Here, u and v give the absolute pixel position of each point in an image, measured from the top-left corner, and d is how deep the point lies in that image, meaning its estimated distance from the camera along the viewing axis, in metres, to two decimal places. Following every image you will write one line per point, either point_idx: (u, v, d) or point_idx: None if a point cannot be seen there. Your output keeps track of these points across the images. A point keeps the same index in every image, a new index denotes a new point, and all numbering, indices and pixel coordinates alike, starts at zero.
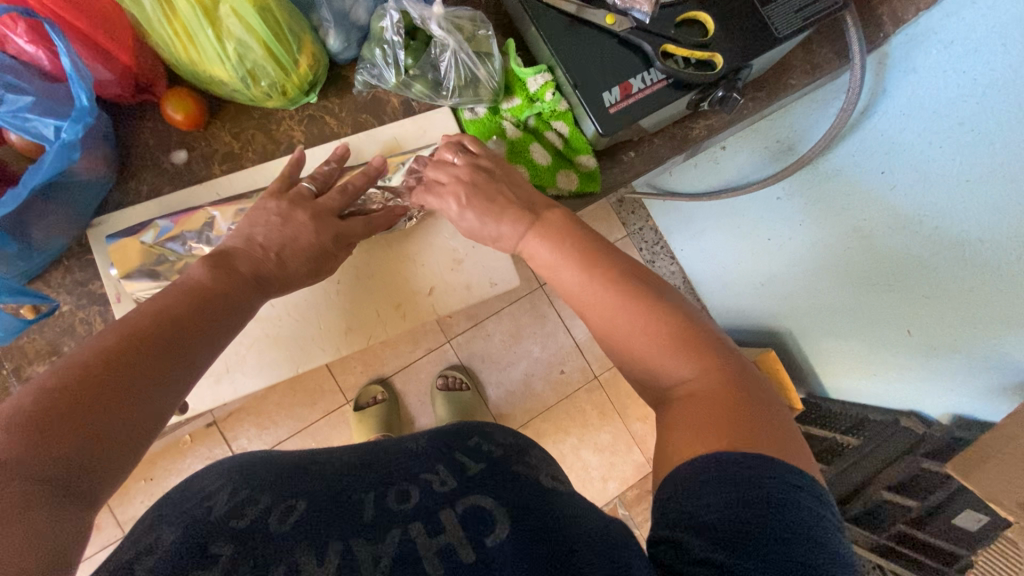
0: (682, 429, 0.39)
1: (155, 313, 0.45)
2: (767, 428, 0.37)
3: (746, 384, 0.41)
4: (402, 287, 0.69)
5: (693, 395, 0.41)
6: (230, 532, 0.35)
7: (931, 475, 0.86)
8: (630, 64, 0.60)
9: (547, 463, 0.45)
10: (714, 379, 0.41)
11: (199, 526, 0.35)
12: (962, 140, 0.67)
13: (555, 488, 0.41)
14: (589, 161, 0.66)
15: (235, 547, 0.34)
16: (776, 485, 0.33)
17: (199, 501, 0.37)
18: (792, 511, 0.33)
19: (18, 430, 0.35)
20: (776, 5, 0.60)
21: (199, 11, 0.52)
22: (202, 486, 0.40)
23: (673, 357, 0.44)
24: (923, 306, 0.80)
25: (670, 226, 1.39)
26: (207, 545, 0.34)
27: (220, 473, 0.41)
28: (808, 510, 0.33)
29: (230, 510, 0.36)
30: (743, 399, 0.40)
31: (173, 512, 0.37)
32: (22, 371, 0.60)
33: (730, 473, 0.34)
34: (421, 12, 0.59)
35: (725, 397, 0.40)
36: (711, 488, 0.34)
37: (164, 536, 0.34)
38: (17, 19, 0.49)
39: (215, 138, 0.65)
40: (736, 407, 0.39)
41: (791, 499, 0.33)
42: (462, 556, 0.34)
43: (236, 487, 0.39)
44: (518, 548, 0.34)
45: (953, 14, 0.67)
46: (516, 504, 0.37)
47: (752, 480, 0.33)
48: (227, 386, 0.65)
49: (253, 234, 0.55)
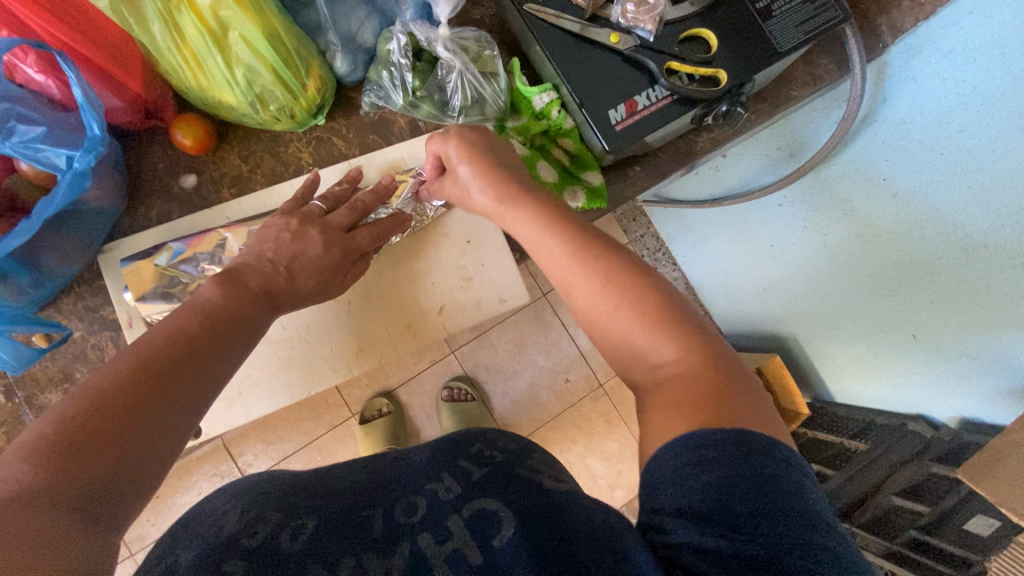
0: (662, 411, 0.39)
1: (167, 334, 0.45)
2: (748, 408, 0.38)
3: (721, 359, 0.42)
4: (413, 306, 0.69)
5: (676, 379, 0.41)
6: (243, 548, 0.35)
7: (941, 479, 0.86)
8: (635, 81, 0.61)
9: (556, 470, 0.44)
10: (692, 362, 0.41)
11: (216, 549, 0.34)
12: (963, 147, 0.67)
13: (556, 491, 0.40)
14: (594, 177, 0.67)
15: (247, 564, 0.34)
16: (758, 461, 0.34)
17: (215, 519, 0.37)
18: (781, 485, 0.33)
19: (40, 458, 0.35)
20: (777, 19, 0.61)
21: (209, 39, 0.52)
22: (211, 510, 0.39)
23: (651, 335, 0.44)
24: (927, 310, 0.81)
25: (672, 233, 1.40)
26: (220, 562, 0.34)
27: (231, 495, 0.41)
28: (795, 480, 0.34)
29: (240, 530, 0.36)
30: (724, 379, 0.40)
31: (189, 534, 0.37)
32: (34, 399, 0.60)
33: (713, 453, 0.34)
34: (427, 34, 0.60)
35: (704, 378, 0.40)
36: (695, 470, 0.34)
37: (181, 556, 0.35)
38: (27, 49, 0.49)
39: (223, 161, 0.65)
40: (715, 384, 0.39)
41: (773, 475, 0.33)
42: (471, 558, 0.35)
43: (248, 506, 0.38)
44: (526, 545, 0.34)
45: (953, 24, 0.67)
46: (520, 502, 0.38)
47: (735, 458, 0.34)
48: (240, 409, 0.66)
49: (262, 252, 0.55)
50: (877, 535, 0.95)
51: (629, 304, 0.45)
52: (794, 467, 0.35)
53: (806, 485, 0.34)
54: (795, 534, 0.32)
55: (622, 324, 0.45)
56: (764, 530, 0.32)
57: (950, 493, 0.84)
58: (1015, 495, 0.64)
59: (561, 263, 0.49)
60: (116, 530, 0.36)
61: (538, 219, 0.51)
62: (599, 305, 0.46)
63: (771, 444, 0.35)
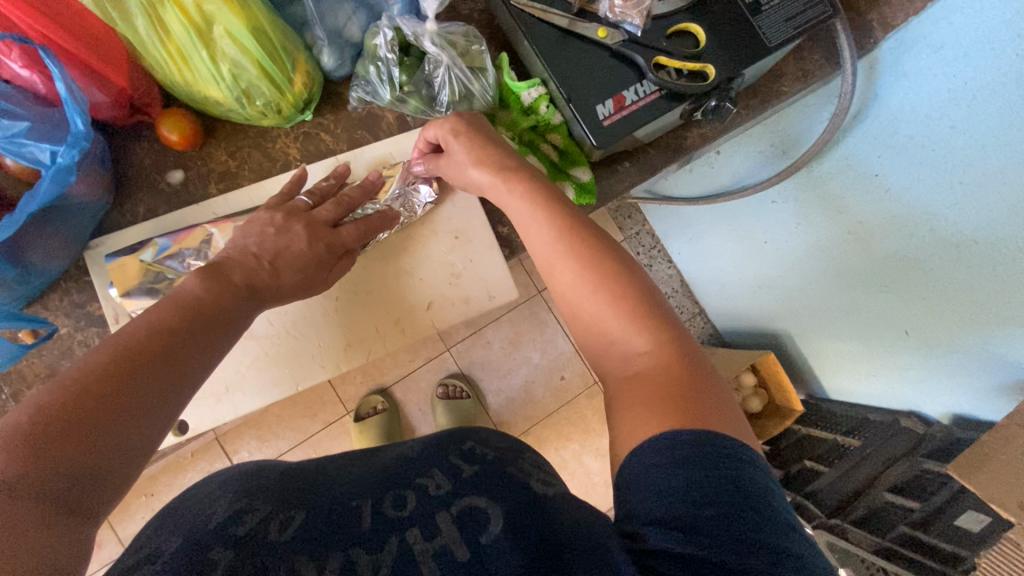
0: (634, 406, 0.40)
1: (147, 326, 0.45)
2: (722, 413, 0.38)
3: (697, 362, 0.42)
4: (402, 302, 0.69)
5: (648, 372, 0.41)
6: (230, 536, 0.35)
7: (930, 475, 0.88)
8: (623, 76, 0.60)
9: (540, 466, 0.44)
10: (664, 356, 0.42)
11: (197, 536, 0.34)
12: (955, 143, 0.67)
13: (546, 495, 0.40)
14: (583, 173, 0.66)
15: (234, 554, 0.34)
16: (726, 461, 0.34)
17: (201, 507, 0.38)
18: (746, 485, 0.34)
19: (15, 449, 0.35)
20: (766, 14, 0.61)
21: (193, 34, 0.51)
22: (198, 498, 0.39)
23: (629, 330, 0.44)
24: (920, 307, 0.81)
25: (667, 229, 1.39)
26: (207, 550, 0.33)
27: (219, 485, 0.41)
28: (759, 482, 0.35)
29: (227, 519, 0.36)
30: (699, 385, 0.40)
31: (174, 520, 0.37)
32: (20, 395, 0.60)
33: (682, 454, 0.35)
34: (414, 29, 0.59)
35: (681, 381, 0.40)
36: (667, 475, 0.34)
37: (164, 545, 0.34)
38: (11, 45, 0.49)
39: (211, 157, 0.65)
40: (691, 387, 0.40)
41: (737, 475, 0.34)
42: (458, 555, 0.34)
43: (236, 495, 0.39)
44: (513, 542, 0.34)
45: (943, 19, 0.66)
46: (509, 501, 0.38)
47: (704, 458, 0.34)
48: (228, 406, 0.66)
49: (247, 246, 0.55)
50: (870, 532, 0.93)
51: (604, 294, 0.46)
52: (757, 467, 0.35)
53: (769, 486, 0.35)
54: (761, 533, 0.32)
55: (602, 335, 0.46)
56: (732, 530, 0.32)
57: (942, 488, 0.86)
58: (1004, 491, 0.64)
59: (550, 273, 0.49)
60: (88, 524, 0.36)
61: (532, 224, 0.51)
62: (583, 299, 0.47)
63: (736, 446, 0.36)
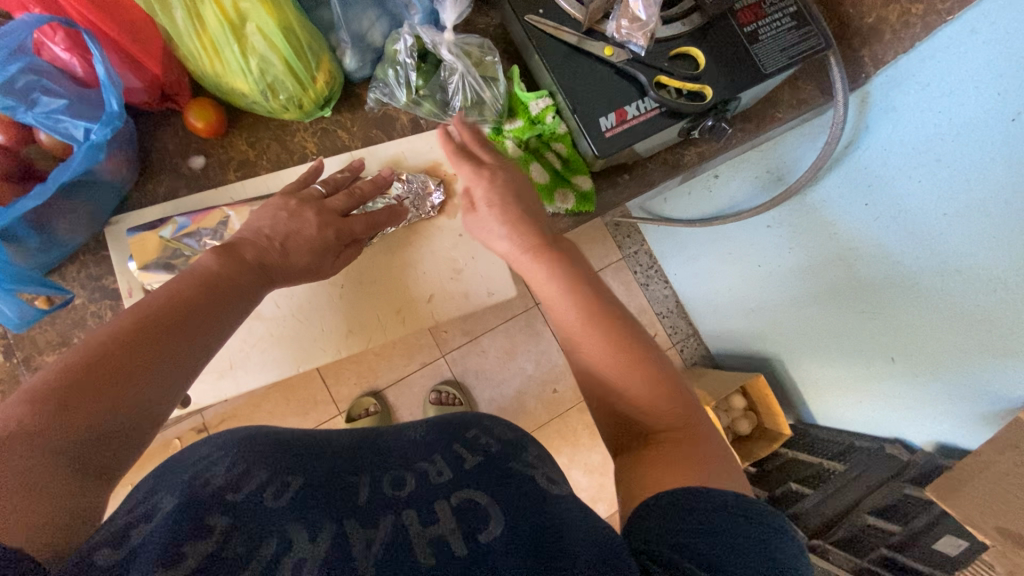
0: (656, 465, 0.44)
1: (167, 296, 0.47)
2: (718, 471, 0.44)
3: (701, 431, 0.48)
4: (404, 292, 0.71)
5: (665, 441, 0.46)
6: (226, 504, 0.36)
7: (912, 500, 0.90)
8: (625, 92, 0.64)
9: (524, 442, 0.47)
10: (675, 422, 0.48)
11: (196, 502, 0.36)
12: (939, 175, 0.70)
13: (552, 493, 0.41)
14: (585, 182, 0.70)
15: (228, 519, 0.35)
16: (753, 524, 0.39)
17: (197, 469, 0.39)
18: (769, 546, 0.38)
19: (40, 402, 0.37)
20: (762, 43, 0.65)
21: (227, 29, 0.55)
22: (195, 458, 0.40)
23: (648, 398, 0.48)
24: (905, 333, 0.84)
25: (665, 250, 1.42)
26: (204, 514, 0.35)
27: (223, 444, 0.42)
28: (783, 551, 0.38)
29: (226, 484, 0.37)
30: (705, 448, 0.45)
31: (171, 479, 0.38)
32: (31, 360, 0.62)
33: (704, 504, 0.39)
34: (433, 37, 0.64)
35: (691, 445, 0.45)
36: (694, 519, 0.38)
37: (163, 502, 0.36)
38: (56, 28, 0.53)
39: (231, 146, 0.68)
40: (699, 449, 0.45)
41: (761, 538, 0.38)
42: (455, 549, 0.35)
43: (235, 460, 0.40)
44: (514, 547, 0.35)
45: (929, 58, 0.69)
46: (509, 500, 0.39)
47: (726, 512, 0.39)
48: (230, 382, 0.68)
49: (259, 228, 0.57)
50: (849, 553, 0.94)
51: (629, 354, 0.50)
52: (784, 536, 0.39)
53: (791, 556, 0.38)
54: None
55: (616, 374, 0.50)
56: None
57: (922, 513, 0.87)
58: (982, 516, 0.66)
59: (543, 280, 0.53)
60: (101, 482, 0.38)
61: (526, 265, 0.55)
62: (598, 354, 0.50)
63: (768, 515, 0.40)
